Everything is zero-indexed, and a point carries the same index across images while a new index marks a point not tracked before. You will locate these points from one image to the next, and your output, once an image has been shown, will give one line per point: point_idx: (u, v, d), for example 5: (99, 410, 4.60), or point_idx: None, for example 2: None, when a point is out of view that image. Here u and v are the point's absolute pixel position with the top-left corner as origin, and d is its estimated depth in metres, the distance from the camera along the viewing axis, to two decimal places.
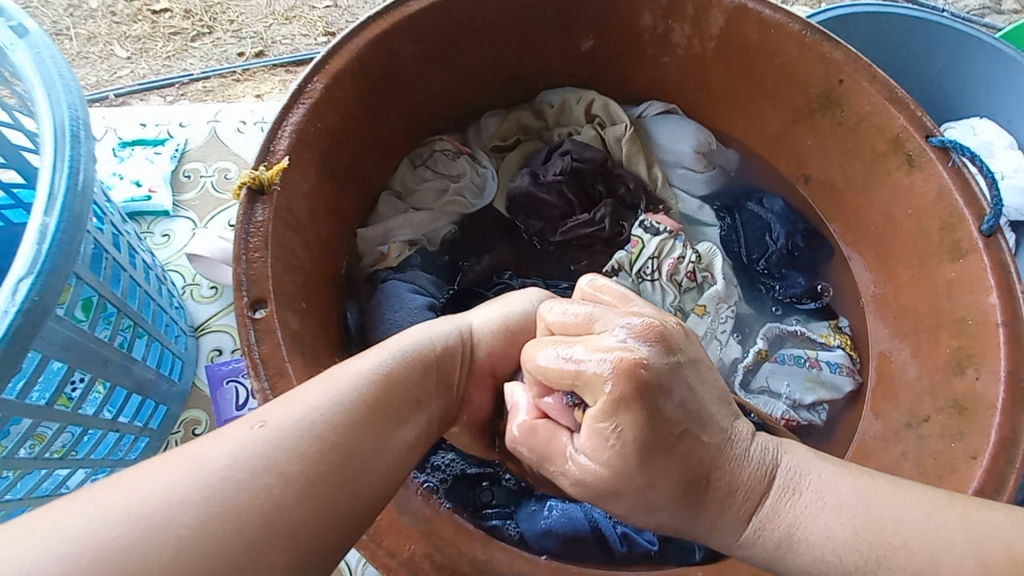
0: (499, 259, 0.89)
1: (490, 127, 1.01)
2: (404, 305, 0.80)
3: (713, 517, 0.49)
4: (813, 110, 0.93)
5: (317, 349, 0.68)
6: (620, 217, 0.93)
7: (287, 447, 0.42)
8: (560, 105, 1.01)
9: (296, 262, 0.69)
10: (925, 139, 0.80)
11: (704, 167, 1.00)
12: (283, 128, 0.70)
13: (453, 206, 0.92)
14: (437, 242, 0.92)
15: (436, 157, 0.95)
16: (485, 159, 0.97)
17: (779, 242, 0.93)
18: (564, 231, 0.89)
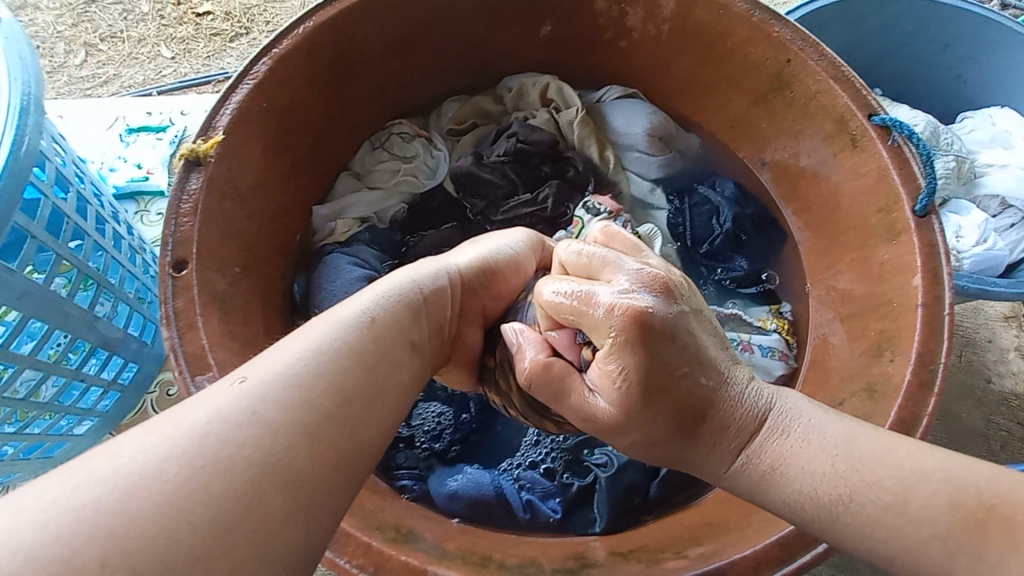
0: (442, 237, 0.92)
1: (450, 112, 1.03)
2: (342, 276, 0.85)
3: (709, 453, 0.53)
4: (766, 92, 0.90)
5: (247, 310, 0.74)
6: (566, 198, 0.94)
7: (271, 397, 0.41)
8: (518, 89, 1.03)
9: (232, 231, 0.75)
10: (868, 118, 0.78)
11: (658, 150, 1.00)
12: (225, 106, 0.74)
13: (405, 185, 0.96)
14: (387, 220, 0.95)
15: (392, 139, 0.99)
16: (440, 141, 1.00)
17: (723, 226, 0.92)
18: (505, 210, 0.92)
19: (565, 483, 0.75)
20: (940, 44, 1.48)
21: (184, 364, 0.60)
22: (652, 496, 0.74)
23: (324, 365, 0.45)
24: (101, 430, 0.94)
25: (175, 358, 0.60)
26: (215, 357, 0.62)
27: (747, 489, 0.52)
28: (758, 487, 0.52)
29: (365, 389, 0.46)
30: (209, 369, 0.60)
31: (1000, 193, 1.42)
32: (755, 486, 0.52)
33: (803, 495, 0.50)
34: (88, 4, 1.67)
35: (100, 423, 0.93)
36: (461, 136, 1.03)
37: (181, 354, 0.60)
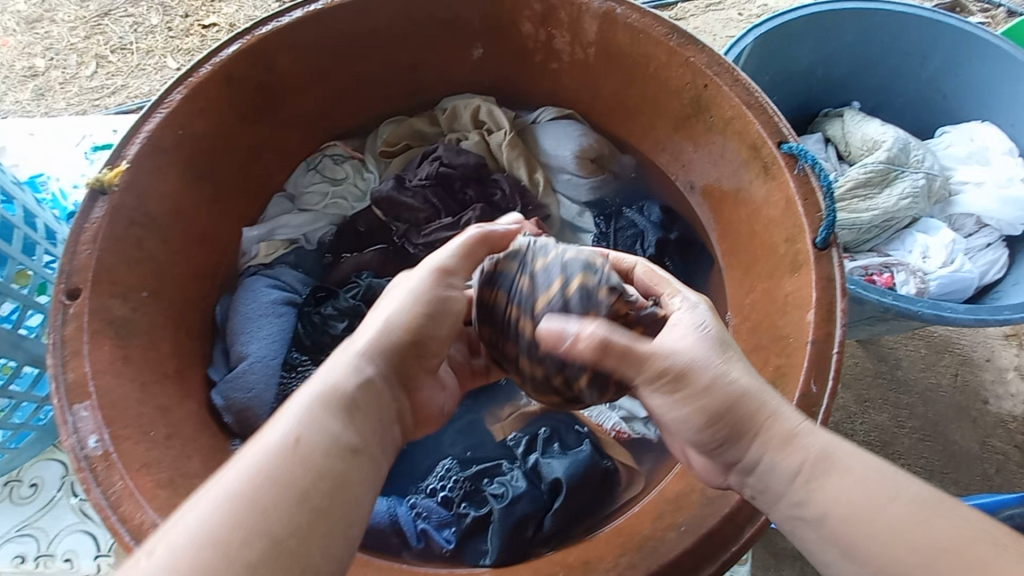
0: (364, 258, 0.93)
1: (384, 132, 1.04)
2: (259, 298, 0.86)
3: (761, 439, 0.53)
4: (688, 116, 0.89)
5: (153, 334, 0.76)
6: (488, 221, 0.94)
7: (205, 558, 0.41)
8: (452, 111, 1.04)
9: (141, 256, 0.76)
10: (777, 145, 0.76)
11: (588, 172, 0.99)
12: (136, 135, 0.77)
13: (334, 207, 0.99)
14: (315, 242, 0.98)
15: (324, 161, 1.01)
16: (372, 164, 1.02)
17: (648, 248, 0.93)
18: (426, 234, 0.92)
19: (460, 513, 0.74)
20: (918, 56, 1.42)
21: (64, 391, 0.62)
22: (547, 531, 0.71)
23: (276, 480, 0.45)
24: (38, 443, 0.97)
25: (56, 386, 0.62)
26: (98, 385, 0.63)
27: (795, 495, 0.51)
28: (804, 487, 0.51)
29: (319, 502, 0.45)
30: (87, 396, 0.62)
31: (975, 213, 1.36)
32: (800, 483, 0.51)
33: (839, 501, 0.48)
34: (102, 16, 1.72)
35: (37, 436, 0.97)
36: (393, 158, 1.03)
37: (62, 381, 0.62)
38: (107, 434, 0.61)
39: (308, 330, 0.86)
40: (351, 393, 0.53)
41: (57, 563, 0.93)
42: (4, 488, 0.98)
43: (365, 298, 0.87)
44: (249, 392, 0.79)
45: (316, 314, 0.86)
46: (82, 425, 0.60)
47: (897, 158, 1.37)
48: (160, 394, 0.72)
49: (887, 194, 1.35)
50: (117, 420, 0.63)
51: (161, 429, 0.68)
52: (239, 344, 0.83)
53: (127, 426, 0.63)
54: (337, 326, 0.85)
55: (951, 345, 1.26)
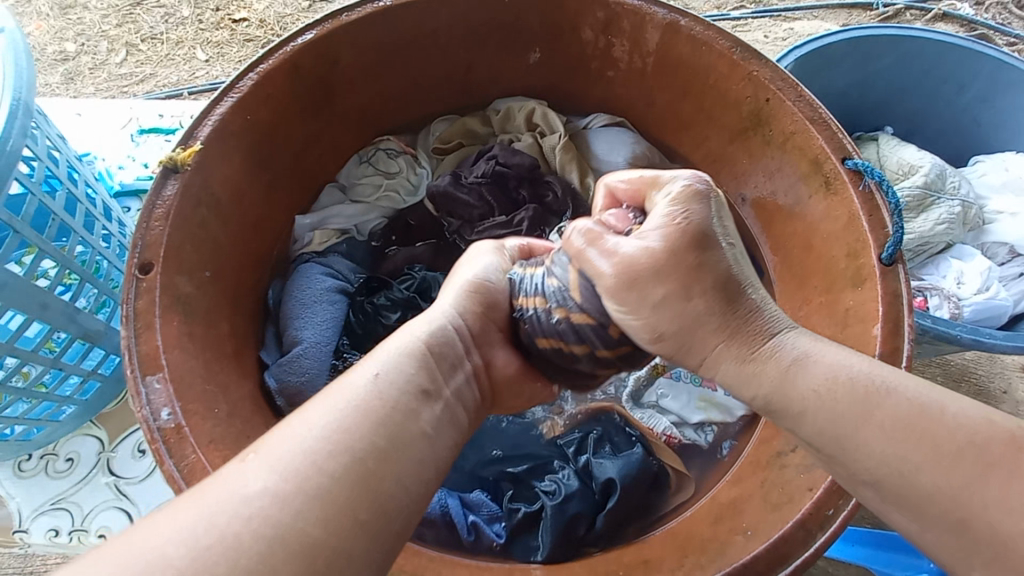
0: (416, 253, 0.94)
1: (437, 130, 1.06)
2: (315, 284, 0.86)
3: (742, 339, 0.52)
4: (745, 129, 0.90)
5: (213, 313, 0.76)
6: (540, 222, 0.95)
7: (290, 470, 0.41)
8: (505, 112, 1.05)
9: (206, 236, 0.77)
10: (841, 161, 0.77)
11: None
12: (208, 117, 0.78)
13: (386, 200, 0.99)
14: (366, 233, 0.98)
15: (378, 154, 1.02)
16: (424, 160, 1.03)
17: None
18: (479, 231, 0.93)
19: (512, 509, 0.74)
20: (957, 86, 1.43)
21: (136, 362, 0.62)
22: (599, 533, 0.72)
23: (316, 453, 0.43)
24: (79, 418, 0.97)
25: (128, 357, 0.62)
26: (169, 359, 0.64)
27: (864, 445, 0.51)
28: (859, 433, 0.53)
29: (385, 443, 0.45)
30: (160, 369, 0.62)
31: (1009, 241, 1.37)
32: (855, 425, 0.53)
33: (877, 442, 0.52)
34: (133, 7, 1.74)
35: (78, 412, 0.97)
36: (445, 155, 1.04)
37: (135, 353, 0.63)
38: (178, 408, 0.61)
39: (362, 318, 0.86)
40: (431, 349, 0.55)
41: (91, 539, 0.93)
42: (40, 461, 0.98)
43: (419, 291, 0.88)
44: (301, 375, 0.79)
45: (370, 302, 0.87)
46: (154, 398, 0.60)
47: (934, 184, 1.38)
48: (219, 373, 0.72)
49: (923, 219, 1.36)
50: (186, 394, 0.63)
51: (223, 407, 0.68)
52: (294, 328, 0.82)
53: (195, 402, 0.64)
54: (389, 317, 0.86)
55: (968, 373, 1.26)
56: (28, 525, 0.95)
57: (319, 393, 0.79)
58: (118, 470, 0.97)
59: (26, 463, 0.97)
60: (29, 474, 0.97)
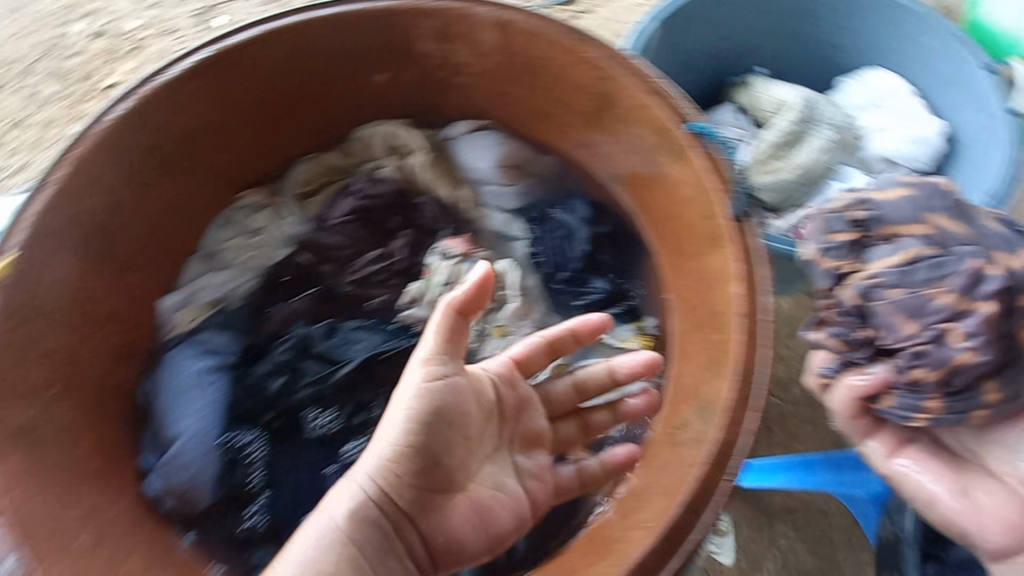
0: (297, 308, 0.89)
1: (298, 174, 1.00)
2: (181, 370, 0.82)
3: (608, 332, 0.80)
4: (596, 109, 0.90)
5: (72, 432, 0.72)
6: (418, 246, 0.92)
7: None
8: (364, 141, 1.01)
9: (45, 350, 0.72)
10: (681, 127, 0.78)
11: (511, 179, 1.00)
12: (21, 221, 0.72)
13: (257, 259, 0.93)
14: (241, 298, 0.91)
15: (237, 213, 0.95)
16: (290, 208, 0.97)
17: (577, 247, 0.92)
18: (355, 270, 0.89)
19: None
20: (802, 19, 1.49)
21: None
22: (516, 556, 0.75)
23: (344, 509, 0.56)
24: None
25: None
26: (14, 508, 0.62)
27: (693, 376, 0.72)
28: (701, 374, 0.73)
29: None
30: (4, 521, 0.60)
31: (886, 155, 1.45)
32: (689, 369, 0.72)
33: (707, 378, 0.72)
34: None
35: None
36: (312, 199, 0.99)
37: None
38: None
39: (245, 392, 0.81)
40: (354, 535, 0.56)
41: None
42: None
43: (301, 349, 0.84)
44: (185, 469, 0.75)
45: (253, 374, 0.82)
46: None
47: (806, 117, 1.44)
48: None
49: (802, 151, 1.42)
50: (36, 537, 0.62)
51: None
52: (167, 424, 0.78)
53: (47, 544, 0.62)
54: (274, 384, 0.81)
55: None
56: None
57: (210, 483, 0.76)
58: None
59: None
60: None
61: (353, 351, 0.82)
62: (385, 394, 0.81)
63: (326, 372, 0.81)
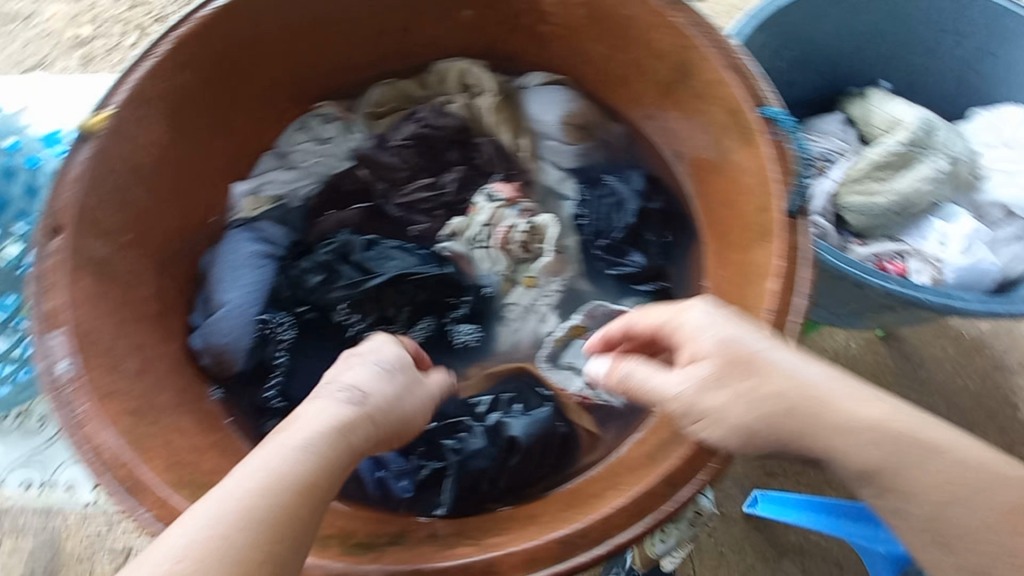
0: (347, 218, 0.95)
1: (372, 96, 1.03)
2: (242, 249, 0.89)
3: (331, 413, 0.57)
4: (672, 82, 0.87)
5: (135, 276, 0.80)
6: (468, 184, 0.95)
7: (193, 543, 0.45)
8: (440, 74, 1.03)
9: (125, 202, 0.80)
10: (756, 109, 0.73)
11: (573, 138, 0.98)
12: (125, 85, 0.80)
13: (319, 167, 0.99)
14: (300, 199, 0.98)
15: (312, 120, 1.01)
16: (358, 127, 1.02)
17: (623, 217, 0.90)
18: (405, 193, 0.94)
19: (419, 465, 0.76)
20: None
21: (39, 320, 0.65)
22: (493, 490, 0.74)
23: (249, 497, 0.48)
24: None
25: (32, 316, 0.65)
26: (72, 318, 0.67)
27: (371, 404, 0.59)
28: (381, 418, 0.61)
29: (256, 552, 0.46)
30: (61, 325, 0.66)
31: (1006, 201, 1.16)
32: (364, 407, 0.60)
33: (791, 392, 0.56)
34: None
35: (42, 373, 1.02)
36: (382, 119, 1.03)
37: (38, 312, 0.66)
38: (77, 359, 0.64)
39: (289, 283, 0.88)
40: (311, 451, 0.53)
41: (59, 490, 1.03)
42: (12, 420, 1.06)
43: (341, 253, 0.88)
44: (232, 335, 0.83)
45: (295, 266, 0.88)
46: (53, 350, 0.64)
47: (919, 140, 1.16)
48: (138, 331, 0.76)
49: (906, 177, 1.14)
50: (87, 350, 0.66)
51: (130, 361, 0.72)
52: (217, 292, 0.86)
53: (97, 358, 0.67)
54: (313, 278, 0.86)
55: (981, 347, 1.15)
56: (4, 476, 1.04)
57: (245, 352, 0.84)
58: None
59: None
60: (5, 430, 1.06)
61: (389, 265, 0.85)
62: (408, 311, 0.85)
63: (360, 279, 0.85)
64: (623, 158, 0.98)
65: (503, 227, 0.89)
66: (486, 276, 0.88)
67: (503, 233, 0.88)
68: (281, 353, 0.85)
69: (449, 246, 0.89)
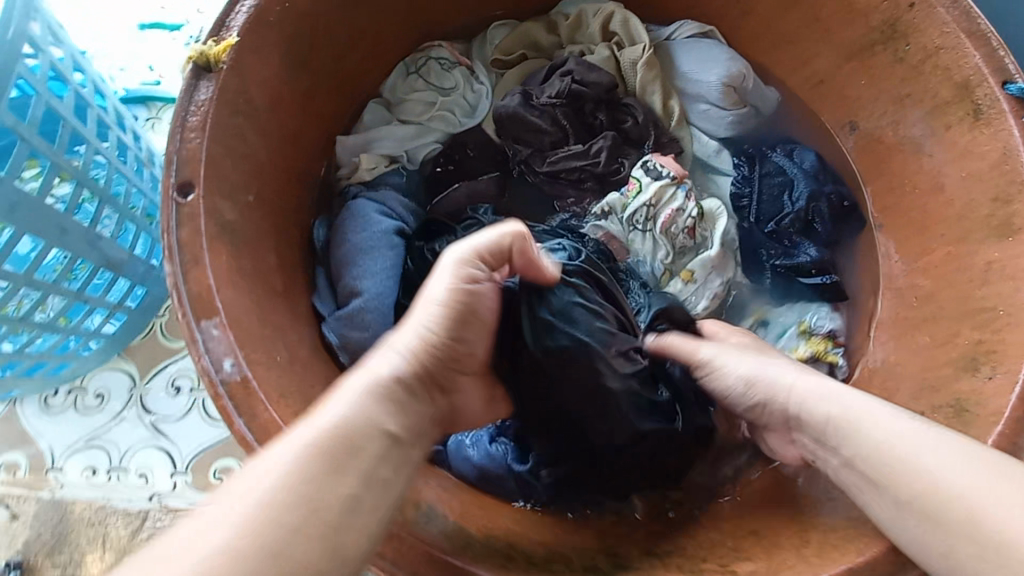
0: (481, 187, 0.83)
1: (496, 39, 0.90)
2: (372, 224, 0.76)
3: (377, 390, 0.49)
4: (872, 43, 0.76)
5: (262, 245, 0.67)
6: (620, 152, 0.83)
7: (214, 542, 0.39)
8: (576, 18, 0.89)
9: (245, 153, 0.65)
10: (1000, 85, 0.64)
11: (733, 104, 0.85)
12: (242, 4, 0.64)
13: (440, 121, 0.86)
14: (418, 162, 0.85)
15: (429, 65, 0.87)
16: (483, 74, 0.88)
17: (796, 200, 0.79)
18: (552, 161, 0.81)
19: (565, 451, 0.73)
20: None
21: (188, 305, 0.53)
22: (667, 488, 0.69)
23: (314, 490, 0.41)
24: (109, 351, 0.92)
25: (178, 298, 0.53)
26: (223, 300, 0.55)
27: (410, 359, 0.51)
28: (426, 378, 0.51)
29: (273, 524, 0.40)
30: (215, 312, 0.53)
31: None
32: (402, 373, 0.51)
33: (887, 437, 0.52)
34: None
35: (106, 345, 0.91)
36: (507, 69, 0.90)
37: (184, 294, 0.53)
38: (242, 359, 0.53)
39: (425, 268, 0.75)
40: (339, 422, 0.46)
41: (131, 478, 0.89)
42: (67, 397, 0.93)
43: None
44: (374, 329, 0.70)
45: (431, 248, 0.76)
46: (214, 347, 0.52)
47: None
48: (276, 314, 0.64)
49: None
50: (246, 341, 0.54)
51: (283, 353, 0.60)
52: (349, 277, 0.74)
53: (257, 350, 0.55)
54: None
55: None
56: (62, 462, 0.90)
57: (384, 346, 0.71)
58: (153, 407, 0.92)
59: (51, 398, 0.93)
60: (57, 411, 0.92)
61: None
62: None
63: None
64: (787, 134, 0.86)
65: (670, 209, 0.77)
66: (642, 263, 0.78)
67: (669, 217, 0.77)
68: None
69: (602, 228, 0.79)
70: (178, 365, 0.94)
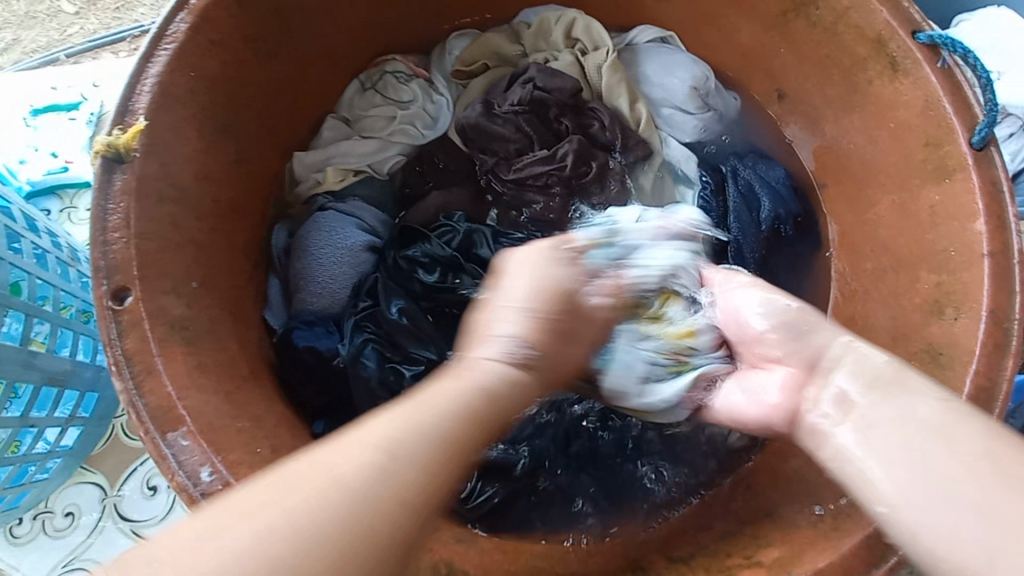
0: (451, 198, 0.82)
1: (457, 49, 0.88)
2: (339, 237, 0.77)
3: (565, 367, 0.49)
4: (785, 12, 0.77)
5: (219, 330, 0.62)
6: (589, 154, 0.81)
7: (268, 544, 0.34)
8: (539, 25, 0.88)
9: (179, 238, 0.61)
10: (911, 36, 0.66)
11: (698, 107, 0.85)
12: (142, 81, 0.60)
13: (401, 135, 0.84)
14: (385, 172, 0.84)
15: (385, 80, 0.86)
16: (443, 85, 0.88)
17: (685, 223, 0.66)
18: (518, 167, 0.81)
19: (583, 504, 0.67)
20: None
21: (151, 422, 0.50)
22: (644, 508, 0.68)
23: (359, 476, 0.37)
24: (69, 467, 0.85)
25: (137, 413, 0.50)
26: (187, 406, 0.52)
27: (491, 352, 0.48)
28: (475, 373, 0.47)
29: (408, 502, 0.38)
30: (182, 420, 0.50)
31: None
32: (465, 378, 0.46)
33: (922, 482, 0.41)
34: None
35: (66, 462, 0.84)
36: (469, 81, 0.88)
37: (143, 408, 0.50)
38: (221, 464, 0.50)
39: (396, 278, 0.75)
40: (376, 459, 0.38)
41: None
42: (33, 523, 0.85)
43: (462, 248, 0.77)
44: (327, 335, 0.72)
45: (402, 257, 0.75)
46: (187, 458, 0.49)
47: None
48: (251, 399, 0.61)
49: None
50: (223, 444, 0.52)
51: (265, 442, 0.57)
52: (310, 289, 0.75)
53: (236, 450, 0.52)
54: (427, 276, 0.75)
55: None
56: None
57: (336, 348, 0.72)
58: (130, 514, 0.86)
59: (15, 528, 0.85)
60: (24, 541, 0.85)
61: None
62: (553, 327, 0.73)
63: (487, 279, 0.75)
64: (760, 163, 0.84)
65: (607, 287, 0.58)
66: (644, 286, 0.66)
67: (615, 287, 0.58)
68: (369, 351, 0.70)
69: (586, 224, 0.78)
70: (148, 465, 0.88)
